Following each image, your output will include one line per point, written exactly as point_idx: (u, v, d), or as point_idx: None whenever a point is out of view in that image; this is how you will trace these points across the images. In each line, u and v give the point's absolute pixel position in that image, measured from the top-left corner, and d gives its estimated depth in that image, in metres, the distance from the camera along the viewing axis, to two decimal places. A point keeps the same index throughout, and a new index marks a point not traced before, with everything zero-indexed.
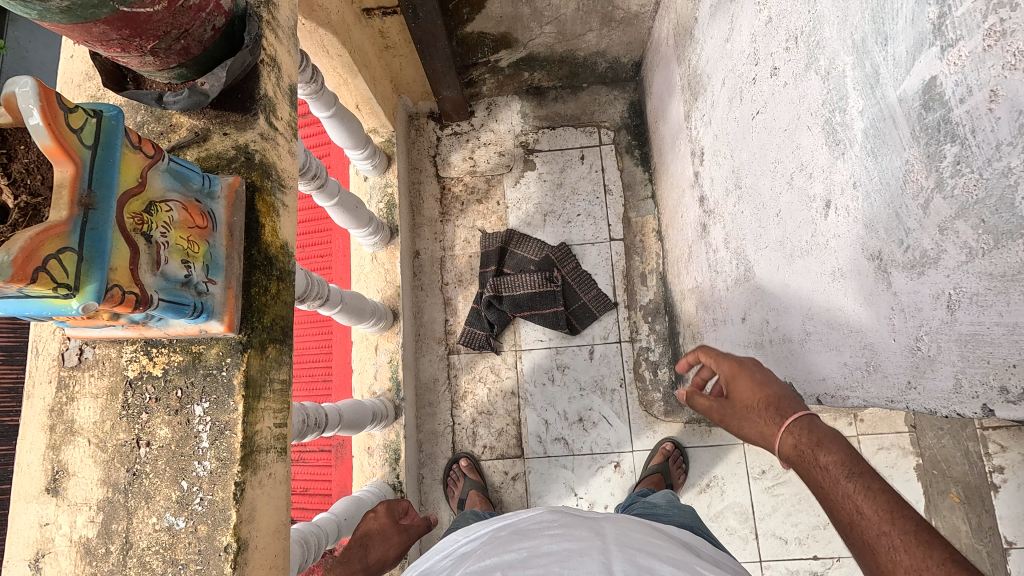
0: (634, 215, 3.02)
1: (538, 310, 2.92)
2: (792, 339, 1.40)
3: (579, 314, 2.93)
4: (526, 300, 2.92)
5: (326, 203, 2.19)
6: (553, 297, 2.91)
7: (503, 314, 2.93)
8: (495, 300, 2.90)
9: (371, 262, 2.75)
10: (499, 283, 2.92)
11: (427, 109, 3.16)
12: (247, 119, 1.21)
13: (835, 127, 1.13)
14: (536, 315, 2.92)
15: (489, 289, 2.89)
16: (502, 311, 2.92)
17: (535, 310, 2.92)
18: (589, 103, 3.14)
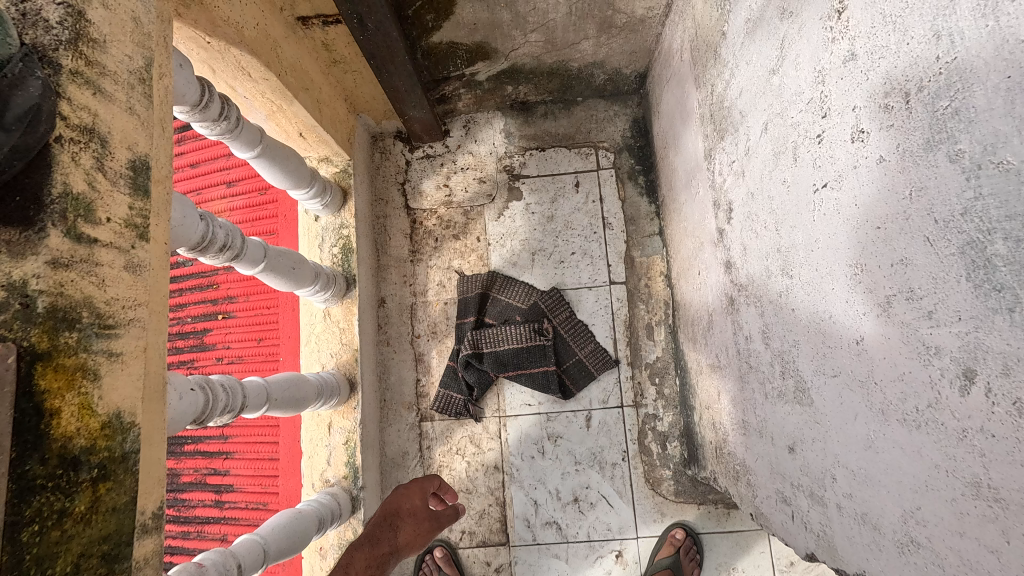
0: (638, 255, 2.55)
1: (525, 369, 2.48)
2: (881, 528, 0.96)
3: (573, 374, 2.49)
4: (511, 357, 2.47)
5: (254, 270, 1.73)
6: (543, 354, 2.47)
7: (484, 375, 2.48)
8: (475, 358, 2.45)
9: (324, 320, 2.29)
10: (480, 338, 2.46)
11: (394, 128, 2.68)
12: (29, 237, 0.75)
13: (991, 259, 0.68)
14: (523, 376, 2.48)
15: (468, 345, 2.44)
16: (483, 371, 2.48)
17: (522, 369, 2.48)
18: (585, 120, 2.66)
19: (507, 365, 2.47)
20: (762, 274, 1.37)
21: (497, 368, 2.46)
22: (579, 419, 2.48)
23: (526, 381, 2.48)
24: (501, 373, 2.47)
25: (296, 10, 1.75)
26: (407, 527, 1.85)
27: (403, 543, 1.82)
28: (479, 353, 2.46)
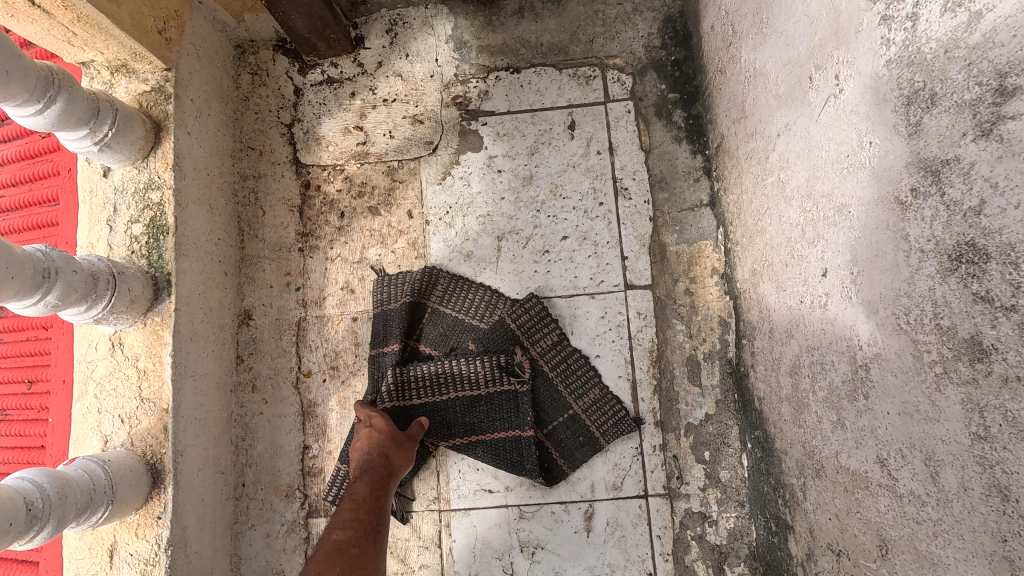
0: (672, 241, 1.53)
1: (486, 436, 1.44)
2: None
3: (564, 441, 1.46)
4: (463, 414, 1.45)
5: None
6: (515, 406, 1.44)
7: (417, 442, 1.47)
8: (401, 415, 1.44)
9: (109, 355, 1.26)
10: (413, 382, 1.44)
11: (273, 34, 1.65)
12: None
13: None
14: (480, 448, 1.44)
15: (390, 395, 1.43)
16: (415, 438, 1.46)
17: (482, 436, 1.44)
18: (585, 21, 1.63)
19: (457, 429, 1.44)
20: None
21: (438, 433, 1.44)
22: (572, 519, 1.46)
23: (488, 455, 1.44)
24: (445, 442, 1.45)
25: None
26: (399, 437, 1.33)
27: (399, 459, 1.31)
28: (409, 408, 1.44)
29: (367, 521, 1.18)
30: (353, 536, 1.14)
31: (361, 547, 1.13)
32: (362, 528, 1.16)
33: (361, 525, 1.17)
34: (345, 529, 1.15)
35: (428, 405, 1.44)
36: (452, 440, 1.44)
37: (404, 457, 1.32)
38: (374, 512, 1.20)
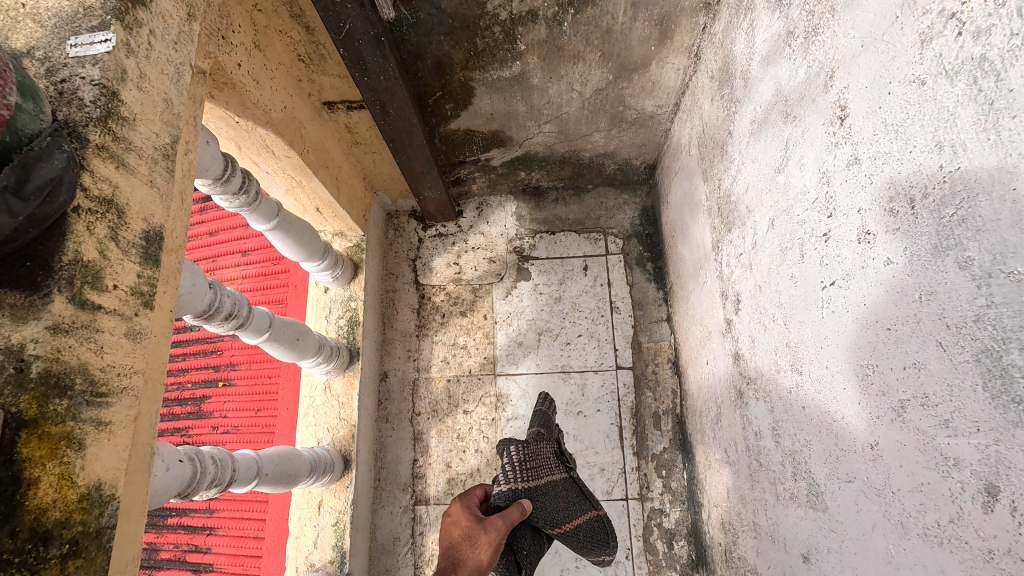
0: (645, 340, 2.53)
1: (569, 523, 1.58)
2: None
3: (601, 528, 1.70)
4: (555, 500, 1.57)
5: (259, 340, 1.74)
6: (577, 493, 1.69)
7: (530, 532, 1.48)
8: (522, 498, 1.45)
9: (323, 393, 2.24)
10: (528, 460, 1.55)
11: (409, 207, 2.75)
12: (36, 302, 0.76)
13: (1007, 369, 0.66)
14: (578, 532, 1.58)
15: (510, 474, 1.47)
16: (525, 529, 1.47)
17: (572, 520, 1.60)
18: (595, 207, 2.70)
19: (561, 514, 1.55)
20: (796, 386, 1.22)
21: (552, 519, 1.51)
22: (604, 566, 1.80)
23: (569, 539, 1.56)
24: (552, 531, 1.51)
25: (324, 95, 1.85)
26: (474, 538, 1.27)
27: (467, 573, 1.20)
28: (530, 490, 1.48)
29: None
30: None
31: None
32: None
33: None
34: None
35: (541, 489, 1.52)
36: (564, 524, 1.52)
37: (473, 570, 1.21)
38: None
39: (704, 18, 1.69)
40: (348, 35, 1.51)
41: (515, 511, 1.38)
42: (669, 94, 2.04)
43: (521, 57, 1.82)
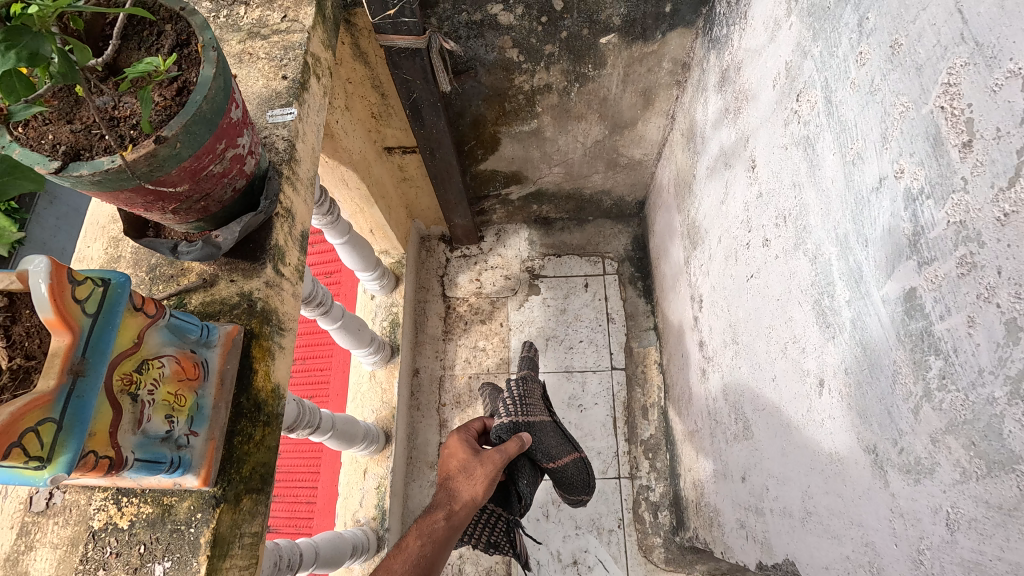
0: (636, 345, 3.01)
1: (560, 459, 1.71)
2: (792, 514, 1.34)
3: (584, 469, 1.84)
4: (547, 438, 1.71)
5: (330, 325, 2.22)
6: (563, 437, 1.82)
7: (525, 463, 1.61)
8: (522, 430, 1.61)
9: (369, 380, 2.73)
10: (524, 399, 1.69)
11: (439, 232, 3.27)
12: (255, 267, 1.25)
13: (824, 309, 1.15)
14: (567, 469, 1.73)
15: (511, 413, 1.62)
16: (522, 459, 1.60)
17: (562, 459, 1.74)
18: (595, 235, 3.22)
19: (554, 450, 1.69)
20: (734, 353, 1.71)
21: (548, 453, 1.65)
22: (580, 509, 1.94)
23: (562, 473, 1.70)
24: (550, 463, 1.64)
25: (386, 142, 2.40)
26: (469, 471, 1.40)
27: (462, 504, 1.35)
28: (528, 423, 1.64)
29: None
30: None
31: None
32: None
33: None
34: None
35: (535, 425, 1.66)
36: (557, 458, 1.66)
37: (468, 501, 1.35)
38: (422, 569, 1.21)
39: (676, 90, 2.24)
40: (415, 102, 2.06)
41: (513, 444, 1.52)
42: (653, 145, 2.59)
43: (538, 116, 2.37)
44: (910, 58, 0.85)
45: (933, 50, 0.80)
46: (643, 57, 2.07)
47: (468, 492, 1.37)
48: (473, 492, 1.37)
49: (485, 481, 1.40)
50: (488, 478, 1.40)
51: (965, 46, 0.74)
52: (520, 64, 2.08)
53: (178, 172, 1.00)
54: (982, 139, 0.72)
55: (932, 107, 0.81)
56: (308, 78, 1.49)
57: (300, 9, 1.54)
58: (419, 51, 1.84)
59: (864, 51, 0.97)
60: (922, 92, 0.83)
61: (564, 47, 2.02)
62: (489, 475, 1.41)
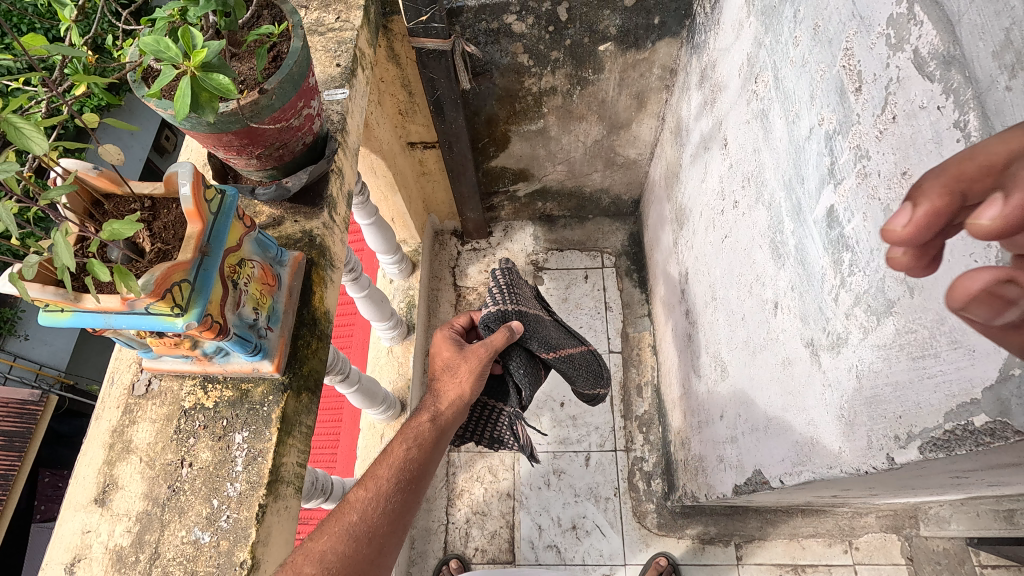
0: (632, 331, 3.26)
1: (564, 350, 1.90)
2: (758, 427, 1.60)
3: (593, 362, 2.04)
4: (546, 330, 1.86)
5: (356, 293, 2.49)
6: (568, 334, 2.00)
7: (521, 350, 1.77)
8: (511, 316, 1.74)
9: (387, 354, 2.98)
10: (511, 288, 1.82)
11: (451, 228, 3.56)
12: (315, 211, 1.52)
13: (777, 244, 1.41)
14: (572, 360, 1.92)
15: (501, 304, 1.74)
16: (518, 346, 1.77)
17: (565, 349, 1.91)
18: (594, 232, 3.51)
19: (552, 342, 1.85)
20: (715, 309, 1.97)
21: (547, 342, 1.82)
22: (598, 404, 2.16)
23: (567, 366, 1.90)
24: (553, 357, 1.84)
25: (410, 137, 2.72)
26: (455, 371, 1.63)
27: (447, 405, 1.58)
28: (518, 310, 1.76)
29: (389, 482, 1.36)
30: (369, 495, 1.32)
31: (368, 533, 1.28)
32: (382, 489, 1.34)
33: (379, 484, 1.35)
34: (365, 488, 1.34)
35: (528, 314, 1.80)
36: (555, 348, 1.82)
37: (454, 400, 1.59)
38: (408, 470, 1.40)
39: (665, 94, 2.56)
40: (439, 99, 2.38)
41: (501, 335, 1.68)
42: (647, 145, 2.90)
43: (544, 116, 2.69)
44: (824, 35, 1.15)
45: (837, 27, 1.10)
46: (636, 63, 2.40)
47: (454, 390, 1.60)
48: (460, 388, 1.61)
49: (470, 380, 1.62)
50: (473, 374, 1.63)
51: (854, 21, 1.03)
52: (530, 68, 2.40)
53: (269, 121, 1.28)
54: (867, 83, 1.00)
55: (838, 68, 1.10)
56: (357, 67, 1.80)
57: (350, 13, 1.86)
58: (445, 53, 2.17)
59: (797, 35, 1.27)
60: (832, 58, 1.12)
61: (568, 53, 2.34)
62: (474, 369, 1.63)
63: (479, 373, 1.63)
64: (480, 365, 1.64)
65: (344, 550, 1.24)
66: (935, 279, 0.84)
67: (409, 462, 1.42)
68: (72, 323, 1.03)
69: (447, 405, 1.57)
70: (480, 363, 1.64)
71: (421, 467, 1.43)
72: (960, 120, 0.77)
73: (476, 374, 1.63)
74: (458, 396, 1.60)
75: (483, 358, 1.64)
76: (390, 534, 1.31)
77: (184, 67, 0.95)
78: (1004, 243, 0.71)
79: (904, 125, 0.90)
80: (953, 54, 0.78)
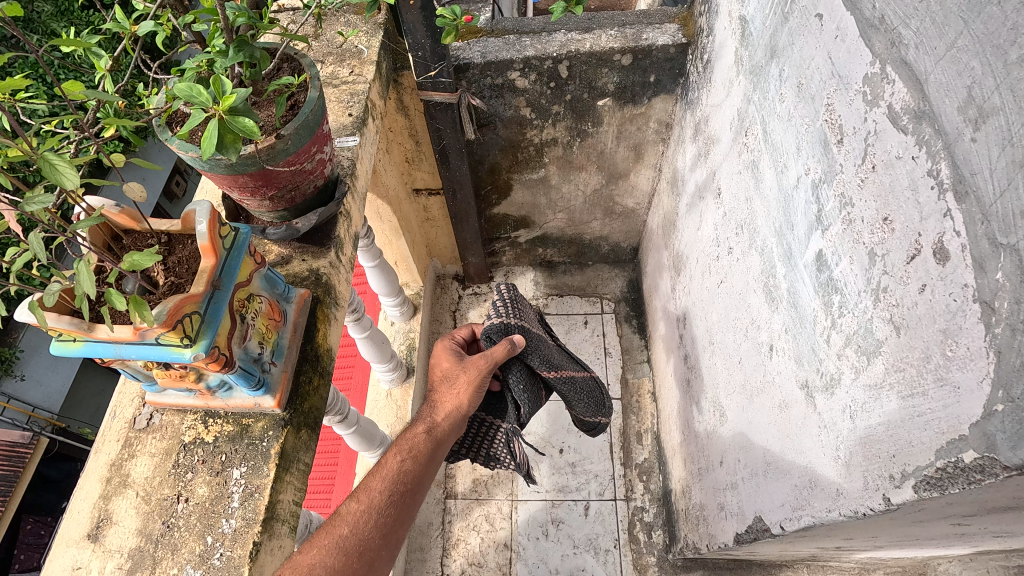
0: (632, 377, 3.25)
1: (567, 372, 1.90)
2: (757, 472, 1.59)
3: (595, 389, 2.04)
4: (548, 351, 1.87)
5: (358, 334, 2.51)
6: (571, 358, 2.00)
7: (521, 367, 1.78)
8: (512, 330, 1.78)
9: (386, 397, 2.97)
10: (513, 303, 1.86)
11: (453, 272, 3.61)
12: (322, 251, 1.57)
13: (771, 287, 1.45)
14: (574, 384, 1.92)
15: (503, 317, 1.78)
16: (518, 362, 1.78)
17: (567, 372, 1.91)
18: (594, 278, 3.56)
19: (554, 362, 1.85)
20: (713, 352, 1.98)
21: (549, 362, 1.83)
22: (598, 435, 2.14)
23: (568, 388, 1.90)
24: (553, 377, 1.84)
25: (415, 184, 2.81)
26: (454, 382, 1.64)
27: (443, 416, 1.58)
28: (519, 324, 1.80)
29: (381, 495, 1.35)
30: (361, 507, 1.32)
31: (359, 545, 1.27)
32: (374, 502, 1.34)
33: (372, 497, 1.35)
34: (357, 501, 1.34)
35: (529, 329, 1.83)
36: (556, 368, 1.83)
37: (451, 412, 1.59)
38: (402, 483, 1.39)
39: (661, 146, 2.67)
40: (444, 148, 2.48)
41: (501, 347, 1.70)
42: (644, 195, 3.00)
43: (545, 166, 2.79)
44: (808, 91, 1.23)
45: (819, 85, 1.18)
46: (634, 117, 2.51)
47: (451, 402, 1.61)
48: (456, 399, 1.61)
49: (468, 392, 1.63)
50: (470, 387, 1.64)
51: (834, 79, 1.11)
52: (532, 120, 2.52)
53: (284, 164, 1.35)
54: (847, 135, 1.07)
55: (821, 121, 1.17)
56: (367, 117, 1.89)
57: (363, 67, 1.98)
58: (451, 105, 2.28)
59: (783, 92, 1.35)
60: (815, 112, 1.19)
61: (568, 107, 2.47)
62: (473, 381, 1.64)
63: (478, 386, 1.64)
64: (480, 377, 1.65)
65: (334, 564, 1.22)
66: (919, 319, 0.87)
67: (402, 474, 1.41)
68: (83, 353, 1.06)
69: (443, 416, 1.58)
70: (480, 376, 1.65)
71: (416, 481, 1.42)
72: (933, 169, 0.83)
73: (474, 387, 1.64)
74: (454, 408, 1.60)
75: (482, 370, 1.65)
76: (382, 549, 1.30)
77: (214, 110, 1.02)
78: (979, 283, 0.75)
79: (883, 174, 0.96)
80: (923, 109, 0.85)
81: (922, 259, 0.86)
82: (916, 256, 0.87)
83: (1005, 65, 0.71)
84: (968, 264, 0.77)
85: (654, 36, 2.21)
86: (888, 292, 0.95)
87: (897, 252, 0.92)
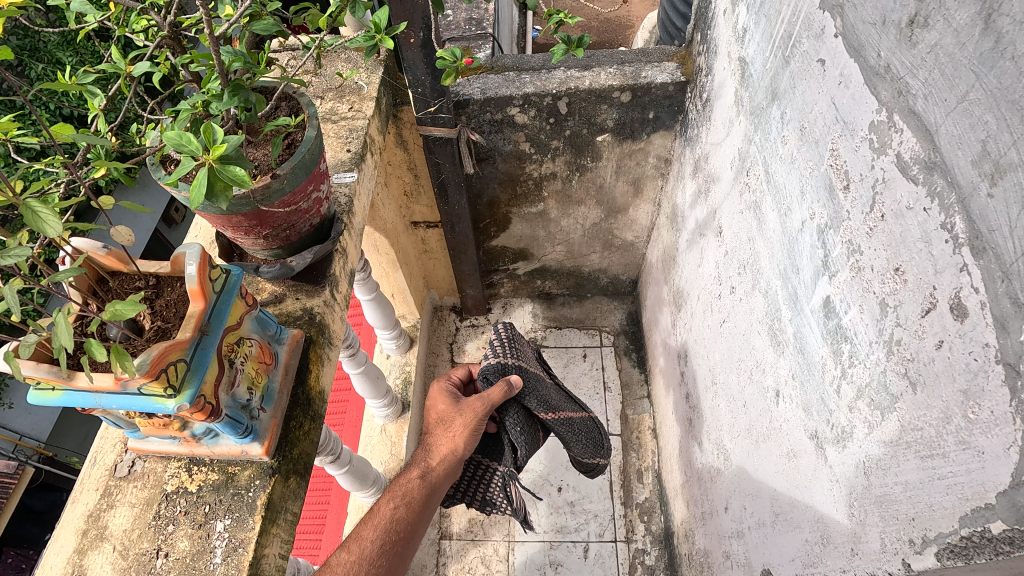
0: (631, 413, 3.19)
1: (564, 413, 1.85)
2: (764, 522, 1.53)
3: (594, 429, 1.98)
4: (546, 390, 1.81)
5: (352, 369, 2.45)
6: (568, 397, 1.95)
7: (518, 408, 1.72)
8: (511, 370, 1.71)
9: (380, 433, 2.90)
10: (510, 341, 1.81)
11: (451, 303, 3.57)
12: (316, 289, 1.53)
13: (775, 330, 1.42)
14: (572, 425, 1.87)
15: (501, 357, 1.72)
16: (515, 403, 1.72)
17: (565, 413, 1.86)
18: (593, 310, 3.52)
19: (552, 403, 1.80)
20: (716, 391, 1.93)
21: (547, 403, 1.77)
22: (597, 476, 2.06)
23: (566, 430, 1.85)
24: (550, 418, 1.79)
25: (413, 217, 2.80)
26: (449, 425, 1.57)
27: (439, 460, 1.52)
28: (518, 364, 1.74)
29: (373, 545, 1.29)
30: (352, 558, 1.25)
31: None
32: (365, 553, 1.27)
33: (363, 547, 1.28)
34: (348, 551, 1.27)
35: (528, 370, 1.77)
36: (554, 410, 1.77)
37: (446, 456, 1.53)
38: (395, 532, 1.33)
39: (660, 181, 2.66)
40: (443, 181, 2.46)
41: (499, 389, 1.62)
42: (643, 229, 2.98)
43: (544, 200, 2.79)
44: (811, 135, 1.21)
45: (823, 130, 1.16)
46: (633, 152, 2.52)
47: (447, 445, 1.55)
48: (452, 443, 1.55)
49: (465, 435, 1.56)
50: (466, 429, 1.57)
51: (838, 125, 1.10)
52: (531, 155, 2.52)
53: (279, 204, 1.33)
54: (854, 182, 1.05)
55: (825, 166, 1.15)
56: (366, 152, 1.88)
57: (363, 103, 1.98)
58: (451, 140, 2.28)
59: (785, 135, 1.34)
60: (819, 157, 1.18)
61: (568, 142, 2.47)
62: (469, 423, 1.57)
63: (475, 429, 1.57)
64: (477, 419, 1.58)
65: None
66: (936, 376, 0.84)
67: (394, 523, 1.35)
68: (62, 403, 1.02)
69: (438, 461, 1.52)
70: (477, 419, 1.58)
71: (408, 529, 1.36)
72: (947, 223, 0.80)
73: (471, 429, 1.56)
74: (450, 452, 1.54)
75: (479, 412, 1.58)
76: None
77: (205, 158, 1.00)
78: (1002, 343, 0.71)
79: (892, 223, 0.93)
80: (934, 160, 0.83)
81: (937, 314, 0.83)
82: (932, 310, 0.84)
83: (1022, 122, 0.69)
84: (988, 323, 0.74)
85: (653, 74, 2.23)
86: (902, 346, 0.92)
87: (910, 305, 0.89)
